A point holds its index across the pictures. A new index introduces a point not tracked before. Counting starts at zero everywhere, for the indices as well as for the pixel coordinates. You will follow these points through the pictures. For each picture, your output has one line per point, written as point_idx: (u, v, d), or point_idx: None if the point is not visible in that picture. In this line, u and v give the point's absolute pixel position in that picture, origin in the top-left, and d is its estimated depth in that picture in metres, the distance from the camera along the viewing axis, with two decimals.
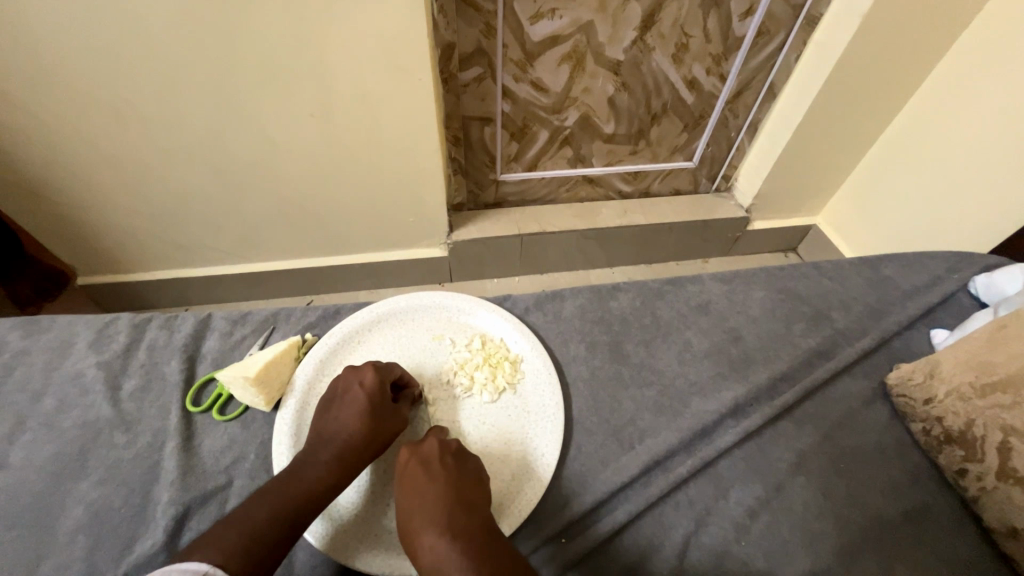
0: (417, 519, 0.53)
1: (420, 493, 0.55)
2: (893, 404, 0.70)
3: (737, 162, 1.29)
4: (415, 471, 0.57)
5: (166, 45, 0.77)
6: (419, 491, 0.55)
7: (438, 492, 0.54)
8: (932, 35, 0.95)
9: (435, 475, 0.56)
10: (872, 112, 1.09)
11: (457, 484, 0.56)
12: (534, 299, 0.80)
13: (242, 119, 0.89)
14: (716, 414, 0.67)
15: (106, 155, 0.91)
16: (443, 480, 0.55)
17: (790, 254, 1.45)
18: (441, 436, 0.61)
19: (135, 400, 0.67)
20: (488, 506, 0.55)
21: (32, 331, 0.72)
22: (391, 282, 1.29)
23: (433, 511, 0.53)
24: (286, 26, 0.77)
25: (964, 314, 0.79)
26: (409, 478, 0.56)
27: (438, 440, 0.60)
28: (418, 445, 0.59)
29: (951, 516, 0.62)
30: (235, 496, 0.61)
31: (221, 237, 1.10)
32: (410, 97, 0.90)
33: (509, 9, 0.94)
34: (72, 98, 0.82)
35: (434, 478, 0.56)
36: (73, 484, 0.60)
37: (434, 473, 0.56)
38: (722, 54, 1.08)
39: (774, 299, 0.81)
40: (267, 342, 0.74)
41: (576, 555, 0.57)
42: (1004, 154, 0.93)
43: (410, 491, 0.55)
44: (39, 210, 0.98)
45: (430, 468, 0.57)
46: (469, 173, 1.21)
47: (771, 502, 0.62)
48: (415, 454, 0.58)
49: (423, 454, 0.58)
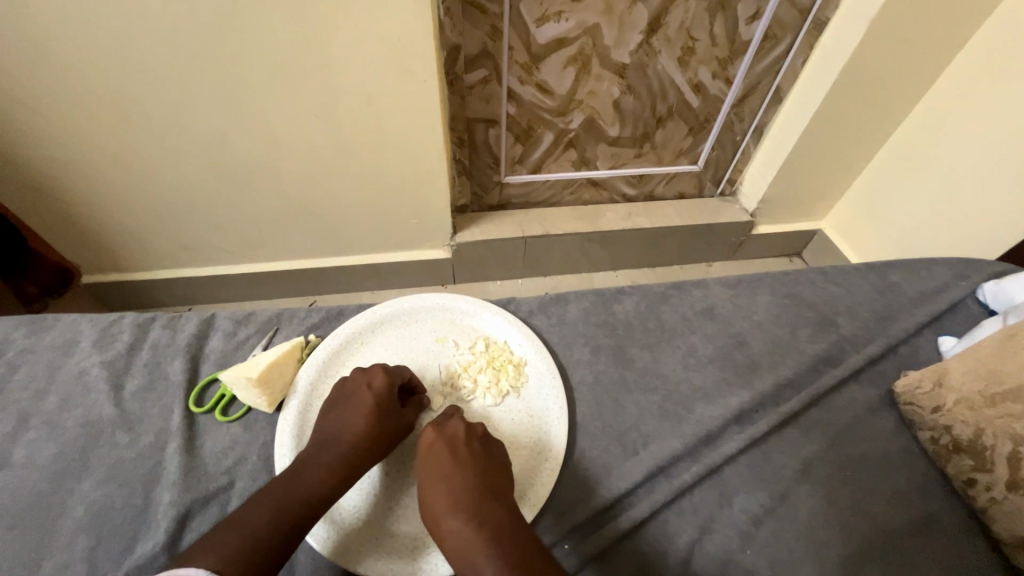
0: (443, 503, 0.53)
1: (447, 476, 0.55)
2: (900, 412, 0.69)
3: (742, 165, 1.28)
4: (442, 453, 0.56)
5: (174, 46, 0.77)
6: (446, 473, 0.55)
7: (465, 478, 0.54)
8: (940, 40, 0.95)
9: (462, 459, 0.56)
10: (879, 116, 1.08)
11: (483, 470, 0.56)
12: (538, 302, 0.79)
13: (248, 119, 0.89)
14: (720, 420, 0.67)
15: (112, 155, 0.91)
16: (470, 465, 0.56)
17: (794, 259, 1.45)
18: (468, 421, 0.62)
19: (137, 400, 0.67)
20: (512, 493, 0.56)
21: (36, 330, 0.72)
22: (395, 283, 1.29)
23: (460, 496, 0.53)
24: (292, 27, 0.77)
25: (972, 321, 0.78)
26: (435, 459, 0.56)
27: (463, 423, 0.60)
28: (443, 426, 0.59)
29: (959, 526, 0.61)
30: (236, 497, 0.60)
31: (225, 237, 1.11)
32: (416, 99, 0.90)
33: (515, 12, 0.94)
34: (79, 97, 0.82)
35: (461, 462, 0.56)
36: (75, 483, 0.60)
37: (461, 457, 0.56)
38: (728, 58, 1.08)
39: (780, 305, 0.80)
40: (271, 343, 0.73)
41: (594, 551, 0.57)
42: (1011, 160, 0.92)
43: (436, 473, 0.55)
44: (45, 208, 0.99)
45: (456, 451, 0.56)
46: (474, 175, 1.21)
47: (776, 510, 0.61)
48: (442, 435, 0.58)
49: (450, 437, 0.58)
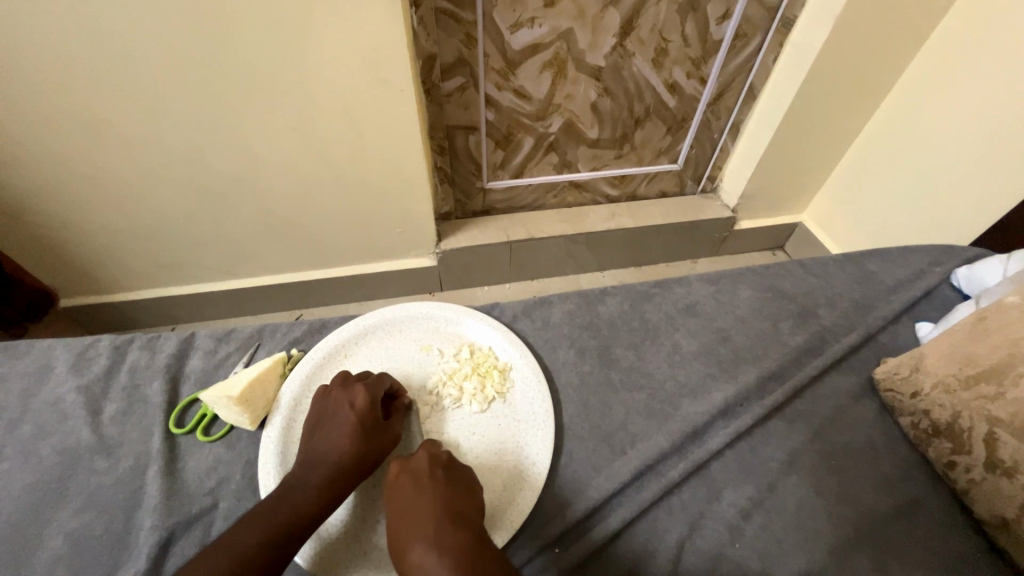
0: (404, 535, 0.52)
1: (409, 507, 0.54)
2: (882, 399, 0.70)
3: (721, 163, 1.31)
4: (404, 486, 0.56)
5: (150, 62, 0.77)
6: (407, 505, 0.55)
7: (427, 507, 0.54)
8: (902, 33, 0.98)
9: (424, 488, 0.56)
10: (850, 108, 1.11)
11: (446, 498, 0.55)
12: (523, 306, 0.79)
13: (225, 134, 0.88)
14: (705, 415, 0.67)
15: (87, 176, 0.90)
16: (433, 491, 0.55)
17: (777, 252, 1.46)
18: (433, 447, 0.61)
19: (116, 424, 0.65)
20: (479, 520, 0.55)
21: (9, 357, 0.70)
22: (382, 293, 1.28)
23: (420, 525, 0.52)
24: (267, 42, 0.77)
25: (948, 306, 0.80)
26: (397, 495, 0.56)
27: (427, 454, 0.59)
28: (407, 459, 0.59)
29: (942, 508, 0.62)
30: (220, 518, 0.59)
31: (207, 255, 1.09)
32: (393, 110, 0.90)
33: (489, 19, 0.95)
34: (49, 119, 0.81)
35: (424, 491, 0.55)
36: (52, 514, 0.59)
37: (424, 487, 0.56)
38: (701, 57, 1.09)
39: (762, 299, 0.81)
40: (253, 359, 0.73)
41: (587, 552, 0.57)
42: (980, 145, 0.95)
43: (398, 507, 0.55)
44: (21, 233, 0.97)
45: (420, 480, 0.56)
46: (456, 182, 1.21)
47: (764, 502, 0.62)
48: (404, 467, 0.58)
49: (413, 468, 0.58)
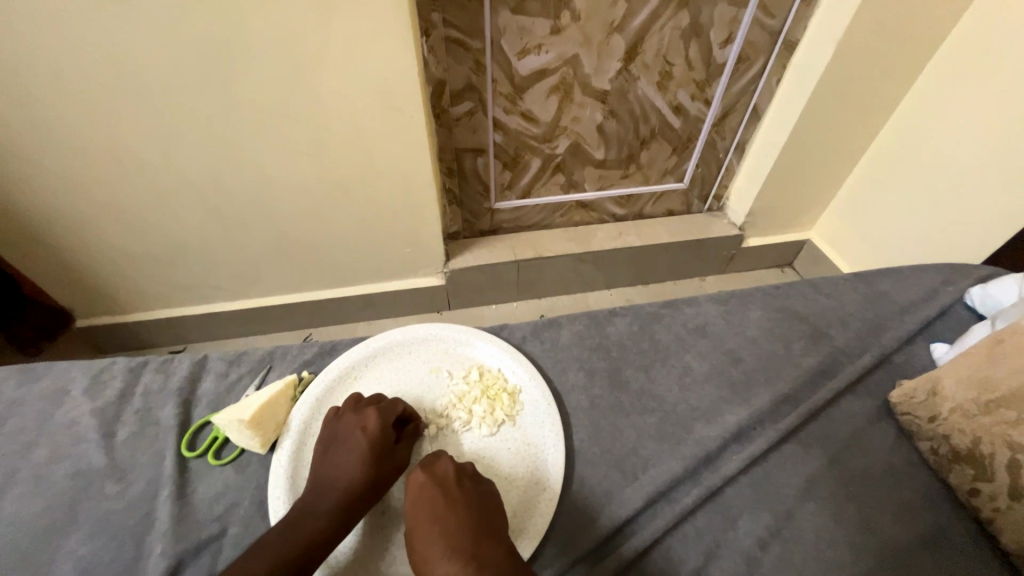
0: (437, 547, 0.52)
1: (440, 518, 0.54)
2: (898, 422, 0.69)
3: (727, 181, 1.31)
4: (433, 494, 0.55)
5: (173, 92, 0.80)
6: (438, 515, 0.54)
7: (460, 518, 0.53)
8: (904, 55, 1.00)
9: (454, 498, 0.55)
10: (855, 128, 1.12)
11: (477, 511, 0.55)
12: (532, 327, 0.79)
13: (242, 159, 0.91)
14: (718, 440, 0.66)
15: (109, 200, 0.93)
16: (461, 504, 0.55)
17: (786, 269, 1.46)
18: (456, 459, 0.61)
19: (128, 447, 0.66)
20: (507, 534, 0.55)
21: (27, 380, 0.71)
22: (390, 312, 1.29)
23: (454, 537, 0.52)
24: (285, 72, 0.80)
25: (963, 326, 0.79)
26: (427, 503, 0.55)
27: (453, 462, 0.59)
28: (433, 465, 0.58)
29: (967, 537, 0.60)
30: (229, 545, 0.59)
31: (220, 276, 1.11)
32: (404, 135, 0.92)
33: (497, 47, 0.97)
34: (76, 146, 0.85)
35: (452, 502, 0.55)
36: (63, 539, 0.59)
37: (454, 497, 0.55)
38: (705, 80, 1.11)
39: (772, 319, 0.81)
40: (264, 381, 0.73)
41: None
42: (988, 165, 0.95)
43: (428, 516, 0.54)
44: (44, 255, 1.00)
45: (447, 491, 0.56)
46: (464, 203, 1.23)
47: (781, 531, 0.60)
48: (432, 475, 0.57)
49: (440, 476, 0.57)
